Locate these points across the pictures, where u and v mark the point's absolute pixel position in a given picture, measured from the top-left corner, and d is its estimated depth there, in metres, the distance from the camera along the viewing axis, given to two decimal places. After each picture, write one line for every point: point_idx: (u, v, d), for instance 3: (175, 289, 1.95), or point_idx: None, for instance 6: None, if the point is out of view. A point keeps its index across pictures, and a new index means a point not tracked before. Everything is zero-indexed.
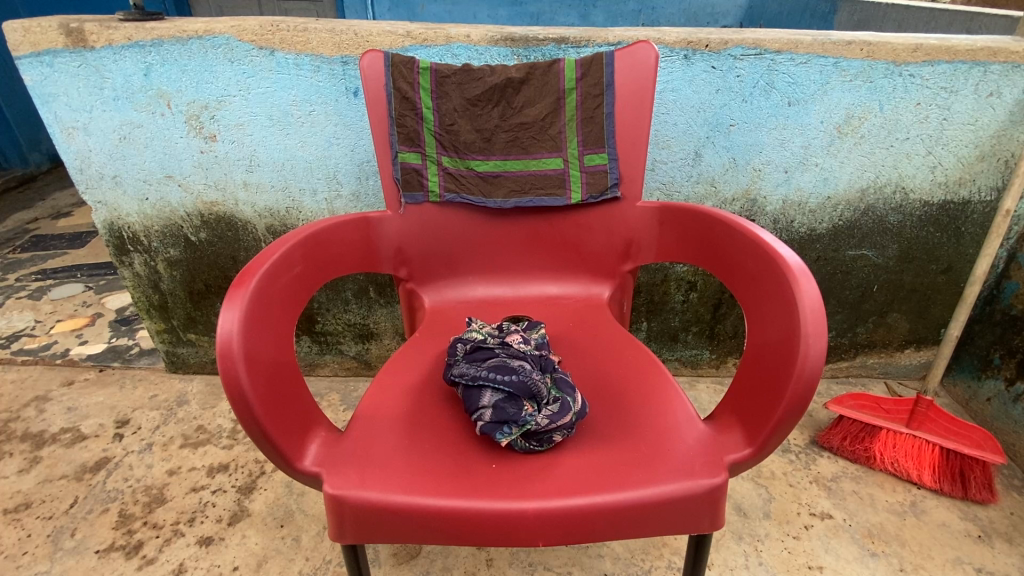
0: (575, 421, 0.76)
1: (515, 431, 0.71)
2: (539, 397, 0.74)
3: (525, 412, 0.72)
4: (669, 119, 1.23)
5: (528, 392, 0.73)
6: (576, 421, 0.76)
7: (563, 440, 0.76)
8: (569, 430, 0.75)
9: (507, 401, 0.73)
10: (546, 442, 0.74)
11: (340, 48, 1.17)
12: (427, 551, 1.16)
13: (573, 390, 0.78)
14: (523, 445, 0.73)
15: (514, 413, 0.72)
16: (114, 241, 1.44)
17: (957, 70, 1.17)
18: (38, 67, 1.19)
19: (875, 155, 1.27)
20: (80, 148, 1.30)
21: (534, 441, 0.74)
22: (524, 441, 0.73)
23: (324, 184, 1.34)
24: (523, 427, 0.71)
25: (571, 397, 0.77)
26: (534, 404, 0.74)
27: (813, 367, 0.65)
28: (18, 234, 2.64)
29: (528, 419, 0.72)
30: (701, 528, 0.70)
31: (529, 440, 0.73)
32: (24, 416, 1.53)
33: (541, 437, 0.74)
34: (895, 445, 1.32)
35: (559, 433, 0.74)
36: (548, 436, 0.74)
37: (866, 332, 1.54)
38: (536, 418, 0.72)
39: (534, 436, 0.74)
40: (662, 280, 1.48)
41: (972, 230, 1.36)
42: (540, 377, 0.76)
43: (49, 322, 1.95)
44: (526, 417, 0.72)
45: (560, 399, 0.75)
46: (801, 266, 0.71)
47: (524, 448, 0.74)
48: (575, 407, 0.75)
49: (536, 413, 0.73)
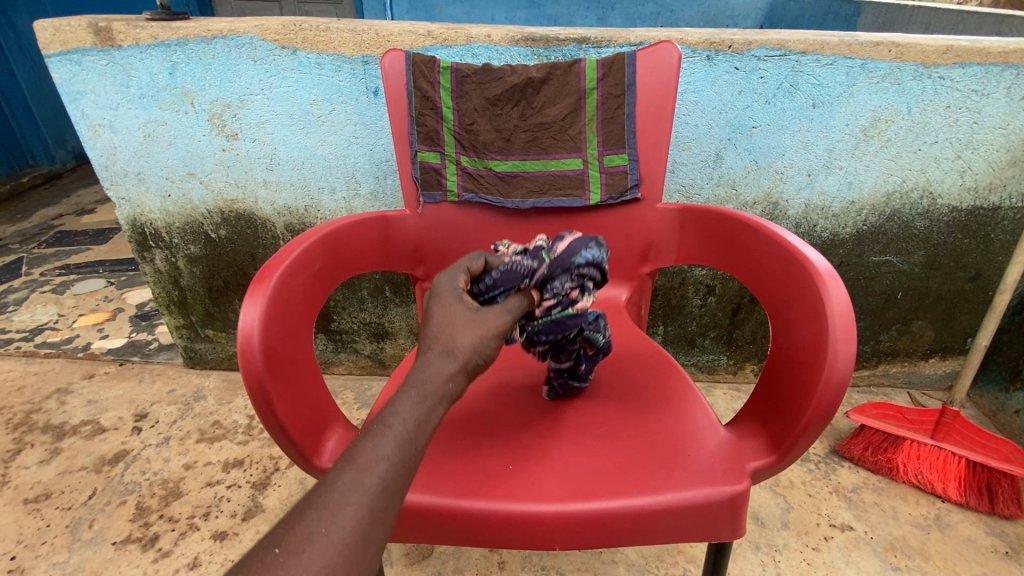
0: (559, 265, 0.69)
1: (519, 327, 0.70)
2: (544, 275, 0.68)
3: (503, 275, 0.67)
4: (691, 120, 1.22)
5: (523, 277, 0.67)
6: (586, 273, 0.71)
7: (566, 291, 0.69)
8: (556, 278, 0.69)
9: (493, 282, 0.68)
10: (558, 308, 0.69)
11: (362, 48, 1.18)
12: (439, 552, 1.15)
13: (554, 244, 0.72)
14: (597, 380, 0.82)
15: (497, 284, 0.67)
16: (137, 237, 1.47)
17: (989, 72, 1.14)
18: (67, 65, 1.22)
19: (902, 159, 1.24)
20: (105, 145, 1.33)
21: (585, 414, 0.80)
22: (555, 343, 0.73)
23: (343, 183, 1.35)
24: (533, 320, 0.70)
25: (568, 252, 0.70)
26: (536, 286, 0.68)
27: (841, 374, 0.63)
28: (44, 230, 2.70)
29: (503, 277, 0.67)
30: (721, 536, 0.68)
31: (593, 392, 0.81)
32: (46, 408, 1.55)
33: (562, 327, 0.71)
34: (920, 456, 1.28)
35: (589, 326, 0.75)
36: (567, 318, 0.70)
37: (889, 340, 1.50)
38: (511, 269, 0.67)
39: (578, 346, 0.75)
40: (680, 284, 1.47)
41: (1002, 236, 1.33)
42: (527, 257, 0.69)
43: (72, 315, 1.98)
44: (502, 278, 0.67)
45: (559, 261, 0.69)
46: (829, 270, 0.69)
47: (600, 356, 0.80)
48: (573, 260, 0.69)
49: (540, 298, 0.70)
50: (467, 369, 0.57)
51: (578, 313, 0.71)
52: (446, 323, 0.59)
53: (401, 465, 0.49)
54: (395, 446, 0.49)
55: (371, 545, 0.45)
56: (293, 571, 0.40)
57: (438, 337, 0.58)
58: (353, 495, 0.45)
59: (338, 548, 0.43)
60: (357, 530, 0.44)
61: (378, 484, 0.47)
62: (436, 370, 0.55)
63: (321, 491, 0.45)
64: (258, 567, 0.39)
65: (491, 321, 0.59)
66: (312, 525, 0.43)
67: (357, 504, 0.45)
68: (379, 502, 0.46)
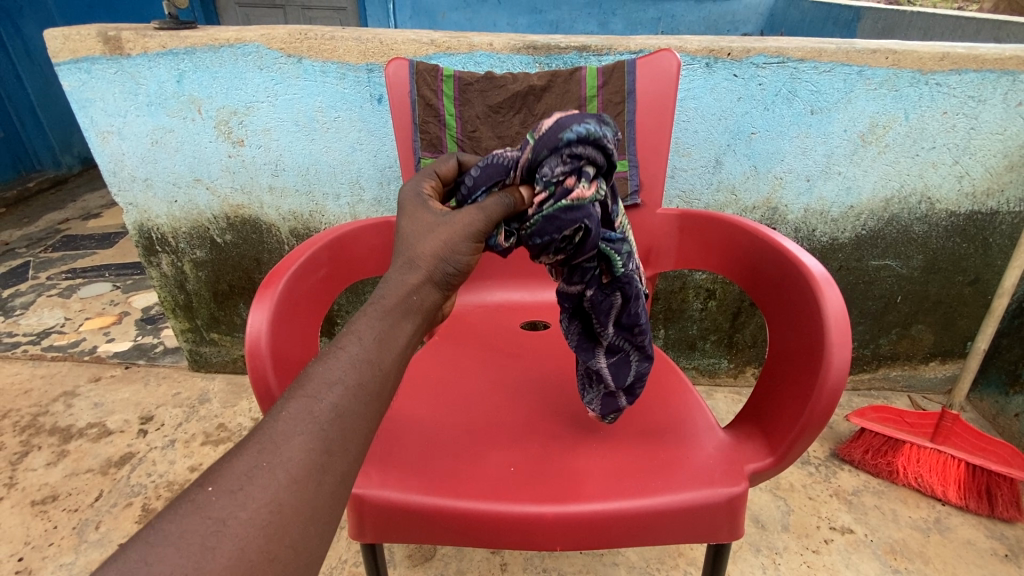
0: (548, 143, 0.60)
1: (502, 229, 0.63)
2: (528, 161, 0.62)
3: (489, 166, 0.66)
4: (690, 126, 1.23)
5: (502, 169, 0.65)
6: (582, 154, 0.60)
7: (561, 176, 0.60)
8: (548, 158, 0.60)
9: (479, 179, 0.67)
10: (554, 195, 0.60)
11: (366, 56, 1.20)
12: (442, 554, 1.16)
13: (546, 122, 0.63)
14: (625, 346, 0.71)
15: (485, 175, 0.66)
16: (144, 242, 1.49)
17: (985, 79, 1.15)
18: (76, 74, 1.24)
19: (900, 164, 1.25)
20: (114, 152, 1.35)
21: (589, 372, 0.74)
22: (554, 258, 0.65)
23: (347, 189, 1.36)
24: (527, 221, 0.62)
25: (554, 128, 0.60)
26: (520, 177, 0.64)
27: (837, 377, 0.64)
28: (50, 234, 2.72)
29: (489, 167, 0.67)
30: (720, 537, 0.69)
31: (607, 353, 0.72)
32: (52, 410, 1.57)
33: (557, 225, 0.60)
34: (920, 459, 1.30)
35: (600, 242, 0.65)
36: (561, 212, 0.60)
37: (889, 344, 1.51)
38: (496, 161, 0.66)
39: (584, 267, 0.67)
40: (680, 288, 1.48)
41: (1000, 241, 1.34)
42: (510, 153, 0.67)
43: (78, 319, 2.00)
44: (489, 167, 0.67)
45: (544, 139, 0.60)
46: (825, 275, 0.70)
47: (619, 296, 0.68)
48: (561, 137, 0.59)
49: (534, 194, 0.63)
50: (434, 278, 0.58)
51: (575, 206, 0.60)
52: (417, 228, 0.60)
53: (356, 390, 0.48)
54: (348, 370, 0.48)
55: (328, 479, 0.43)
56: (227, 511, 0.38)
57: (408, 245, 0.59)
58: (302, 424, 0.44)
59: (283, 480, 0.41)
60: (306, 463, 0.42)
61: (329, 412, 0.46)
62: (401, 282, 0.56)
63: (265, 424, 0.44)
64: (188, 507, 0.38)
65: (455, 228, 0.59)
66: (252, 460, 0.41)
67: (306, 434, 0.44)
68: (332, 431, 0.45)
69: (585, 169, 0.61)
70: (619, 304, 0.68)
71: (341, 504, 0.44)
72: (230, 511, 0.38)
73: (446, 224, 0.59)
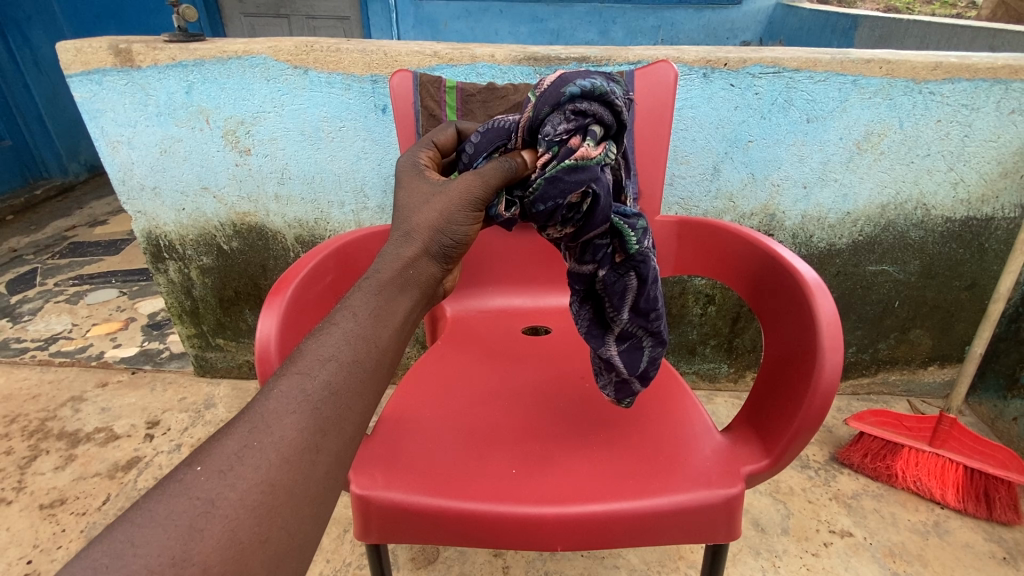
0: (552, 100, 0.63)
1: (503, 198, 0.66)
2: (529, 121, 0.67)
3: (491, 130, 0.72)
4: (688, 135, 1.25)
5: (503, 134, 0.71)
6: (586, 111, 0.62)
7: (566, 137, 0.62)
8: (552, 116, 0.63)
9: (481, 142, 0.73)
10: (558, 155, 0.62)
11: (371, 68, 1.23)
12: (445, 557, 1.18)
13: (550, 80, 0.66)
14: (637, 332, 0.73)
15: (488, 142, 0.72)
16: (151, 249, 1.52)
17: (978, 87, 1.17)
18: (88, 85, 1.27)
19: (895, 171, 1.27)
20: (123, 161, 1.38)
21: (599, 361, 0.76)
22: (564, 228, 0.68)
23: (351, 197, 1.39)
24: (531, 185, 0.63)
25: (559, 83, 0.63)
26: (523, 138, 0.69)
27: (829, 381, 0.66)
28: (57, 241, 2.76)
29: (489, 133, 0.72)
30: (717, 537, 0.71)
31: (618, 340, 0.73)
32: (60, 415, 1.60)
33: (560, 188, 0.62)
34: (918, 463, 1.31)
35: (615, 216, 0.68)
36: (564, 174, 0.61)
37: (888, 349, 1.53)
38: (498, 126, 0.72)
39: (597, 245, 0.69)
40: (680, 293, 1.50)
41: (995, 246, 1.35)
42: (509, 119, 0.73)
43: (86, 325, 2.03)
44: (490, 133, 0.72)
45: (548, 96, 0.64)
46: (817, 281, 0.72)
47: (634, 277, 0.70)
48: (565, 91, 0.62)
49: (539, 157, 0.65)
50: (430, 251, 0.61)
51: (579, 166, 0.61)
52: (415, 199, 0.64)
53: (348, 367, 0.50)
54: (340, 347, 0.51)
55: (323, 458, 0.45)
56: (214, 493, 0.39)
57: (405, 218, 0.62)
58: (294, 403, 0.46)
59: (275, 460, 0.42)
60: (297, 442, 0.44)
61: (323, 388, 0.48)
62: (396, 255, 0.59)
63: (256, 405, 0.46)
64: (177, 487, 0.39)
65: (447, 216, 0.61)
66: (242, 440, 0.43)
67: (298, 412, 0.46)
68: (324, 408, 0.47)
69: (590, 128, 0.63)
70: (635, 286, 0.70)
71: (335, 485, 0.45)
72: (219, 492, 0.40)
73: (442, 194, 0.62)
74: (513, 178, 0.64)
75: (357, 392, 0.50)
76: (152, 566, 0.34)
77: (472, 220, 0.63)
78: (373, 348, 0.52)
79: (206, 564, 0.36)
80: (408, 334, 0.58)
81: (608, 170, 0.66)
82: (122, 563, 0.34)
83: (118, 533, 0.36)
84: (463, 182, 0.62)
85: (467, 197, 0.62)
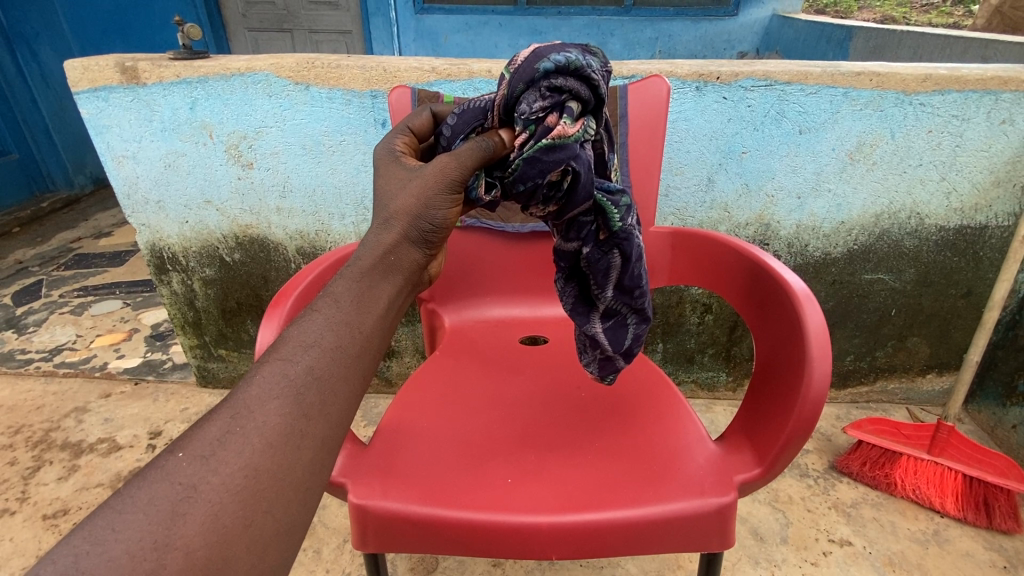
0: (526, 77, 0.64)
1: (482, 181, 0.67)
2: (505, 98, 0.66)
3: (469, 110, 0.72)
4: (682, 147, 1.27)
5: (479, 114, 0.71)
6: (561, 87, 0.64)
7: (543, 111, 0.64)
8: (528, 93, 0.64)
9: (461, 122, 0.72)
10: (540, 131, 0.63)
11: (371, 83, 1.25)
12: (444, 567, 1.18)
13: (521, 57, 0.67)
14: (622, 309, 0.77)
15: (468, 121, 0.72)
16: (155, 261, 1.54)
17: (968, 98, 1.19)
18: (94, 101, 1.30)
19: (887, 181, 1.29)
20: (128, 175, 1.41)
21: (585, 337, 0.80)
22: (547, 207, 0.70)
23: (352, 209, 1.41)
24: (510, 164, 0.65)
25: (532, 59, 0.64)
26: (500, 117, 0.69)
27: (818, 390, 0.67)
28: (63, 253, 2.79)
29: (469, 112, 0.72)
30: (711, 545, 0.71)
31: (603, 317, 0.77)
32: (64, 426, 1.61)
33: (539, 168, 0.64)
34: (917, 472, 1.31)
35: (599, 193, 0.70)
36: (543, 153, 0.63)
37: (886, 357, 1.53)
38: (476, 105, 0.72)
39: (581, 221, 0.71)
40: (677, 302, 1.51)
41: (990, 254, 1.36)
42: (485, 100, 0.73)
43: (89, 336, 2.05)
44: (469, 111, 0.72)
45: (523, 73, 0.64)
46: (806, 292, 0.73)
47: (617, 254, 0.72)
48: (538, 67, 0.64)
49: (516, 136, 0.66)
50: (409, 237, 0.62)
51: (557, 145, 0.63)
52: (392, 185, 0.64)
53: (330, 353, 0.51)
54: (322, 334, 0.52)
55: (308, 444, 0.46)
56: (197, 478, 0.41)
57: (383, 205, 0.63)
58: (277, 389, 0.47)
59: (259, 446, 0.44)
60: (280, 427, 0.45)
61: (305, 372, 0.49)
62: (377, 243, 0.60)
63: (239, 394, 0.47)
64: (159, 473, 0.41)
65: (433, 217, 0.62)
66: (225, 427, 0.44)
67: (281, 398, 0.47)
68: (309, 394, 0.48)
69: (565, 104, 0.64)
70: (619, 264, 0.73)
71: (322, 484, 0.46)
72: (202, 476, 0.41)
73: (417, 178, 0.62)
74: (490, 158, 0.65)
75: (341, 379, 0.51)
76: (137, 553, 0.36)
77: (450, 203, 0.63)
78: (356, 336, 0.53)
79: (189, 549, 0.38)
80: (392, 322, 0.59)
81: (587, 146, 0.67)
82: (103, 548, 0.36)
83: (100, 519, 0.37)
84: (438, 165, 0.62)
85: (448, 188, 0.62)
